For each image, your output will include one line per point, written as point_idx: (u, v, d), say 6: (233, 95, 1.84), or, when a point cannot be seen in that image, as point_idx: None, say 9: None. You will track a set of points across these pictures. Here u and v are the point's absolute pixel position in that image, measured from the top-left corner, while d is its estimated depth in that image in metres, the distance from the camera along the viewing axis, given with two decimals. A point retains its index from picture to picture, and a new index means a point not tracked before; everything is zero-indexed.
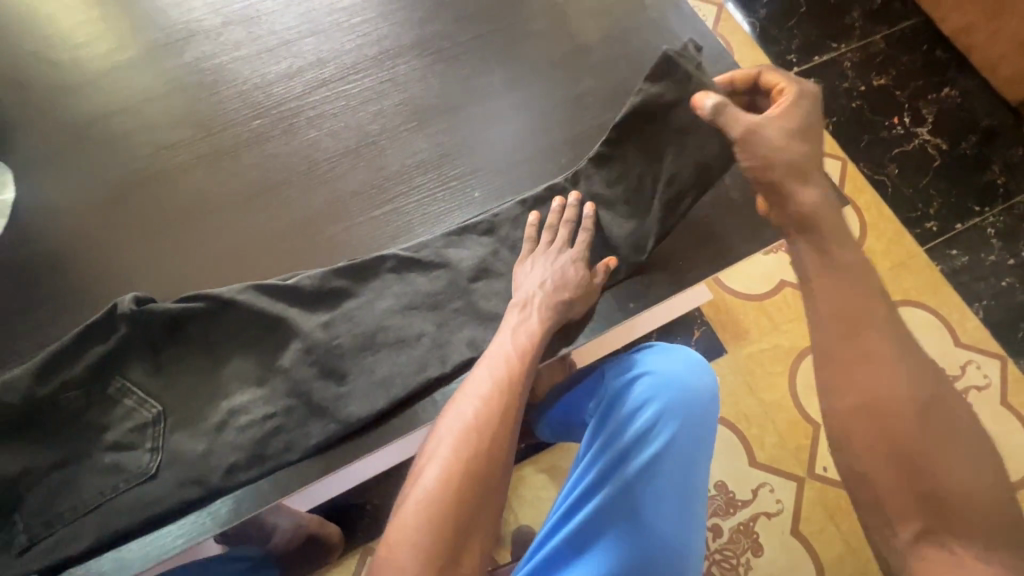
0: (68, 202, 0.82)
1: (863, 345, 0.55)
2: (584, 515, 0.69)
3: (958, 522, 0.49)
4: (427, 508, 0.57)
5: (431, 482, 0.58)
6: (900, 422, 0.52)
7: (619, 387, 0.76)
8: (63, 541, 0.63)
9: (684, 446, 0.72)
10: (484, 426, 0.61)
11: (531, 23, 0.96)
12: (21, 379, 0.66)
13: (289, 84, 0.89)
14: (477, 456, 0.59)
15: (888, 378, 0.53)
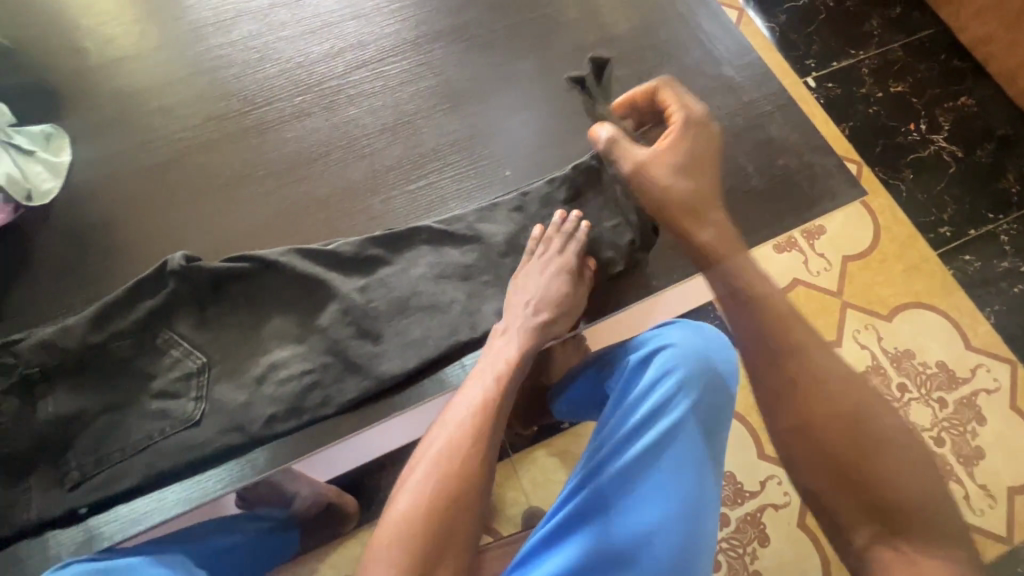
0: (119, 167, 0.86)
1: (794, 364, 0.58)
2: (602, 479, 0.72)
3: (908, 525, 0.49)
4: (410, 519, 0.58)
5: (411, 495, 0.60)
6: (837, 428, 0.54)
7: (641, 361, 0.80)
8: (113, 478, 0.67)
9: (701, 417, 0.75)
10: (462, 447, 0.62)
11: (563, 13, 0.99)
12: (78, 326, 0.70)
13: (331, 63, 0.93)
14: (453, 477, 0.61)
15: (818, 395, 0.56)
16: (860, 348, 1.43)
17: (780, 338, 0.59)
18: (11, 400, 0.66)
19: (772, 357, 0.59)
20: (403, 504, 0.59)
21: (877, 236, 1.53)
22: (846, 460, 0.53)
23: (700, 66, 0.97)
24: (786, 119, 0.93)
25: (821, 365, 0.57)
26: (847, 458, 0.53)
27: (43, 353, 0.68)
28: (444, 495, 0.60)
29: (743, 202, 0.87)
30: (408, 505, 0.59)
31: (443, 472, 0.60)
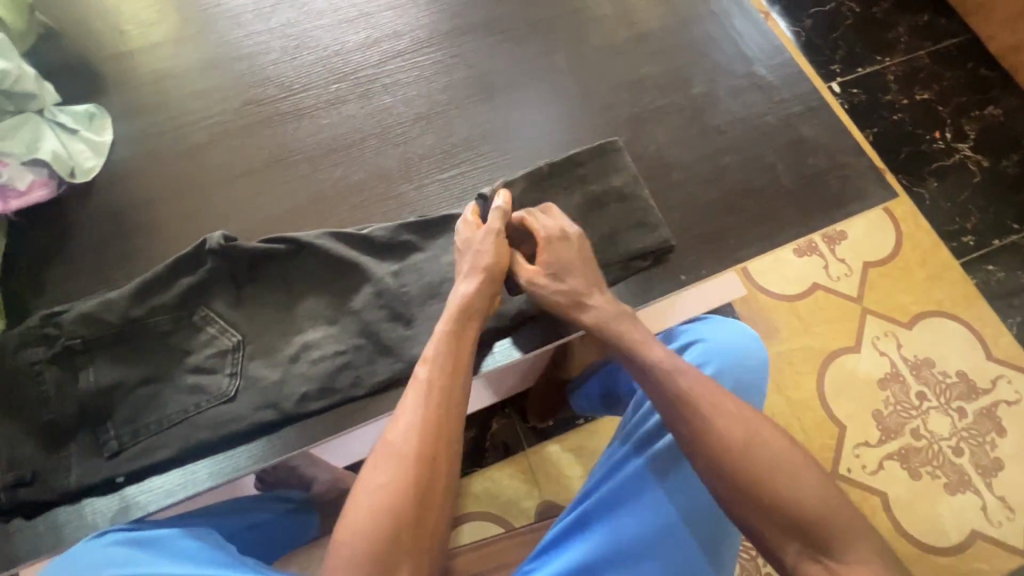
0: (158, 148, 0.88)
1: (693, 413, 0.64)
2: (629, 471, 0.72)
3: (818, 532, 0.58)
4: (374, 506, 0.59)
5: (373, 484, 0.60)
6: (736, 461, 0.61)
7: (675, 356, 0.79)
8: (149, 449, 0.68)
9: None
10: (420, 435, 0.62)
11: (596, 9, 1.00)
12: (119, 300, 0.71)
13: (366, 53, 0.95)
14: (410, 464, 0.60)
15: (714, 436, 0.63)
16: (880, 355, 1.42)
17: (680, 395, 0.65)
18: (54, 369, 0.68)
19: (676, 411, 0.65)
20: (369, 493, 0.60)
21: (900, 243, 1.52)
22: (750, 493, 0.61)
23: (731, 65, 0.97)
24: (817, 119, 0.93)
25: (713, 406, 0.64)
26: (748, 488, 0.60)
27: (85, 326, 0.70)
28: (404, 483, 0.59)
29: (773, 200, 0.87)
30: (371, 492, 0.60)
31: (401, 459, 0.60)
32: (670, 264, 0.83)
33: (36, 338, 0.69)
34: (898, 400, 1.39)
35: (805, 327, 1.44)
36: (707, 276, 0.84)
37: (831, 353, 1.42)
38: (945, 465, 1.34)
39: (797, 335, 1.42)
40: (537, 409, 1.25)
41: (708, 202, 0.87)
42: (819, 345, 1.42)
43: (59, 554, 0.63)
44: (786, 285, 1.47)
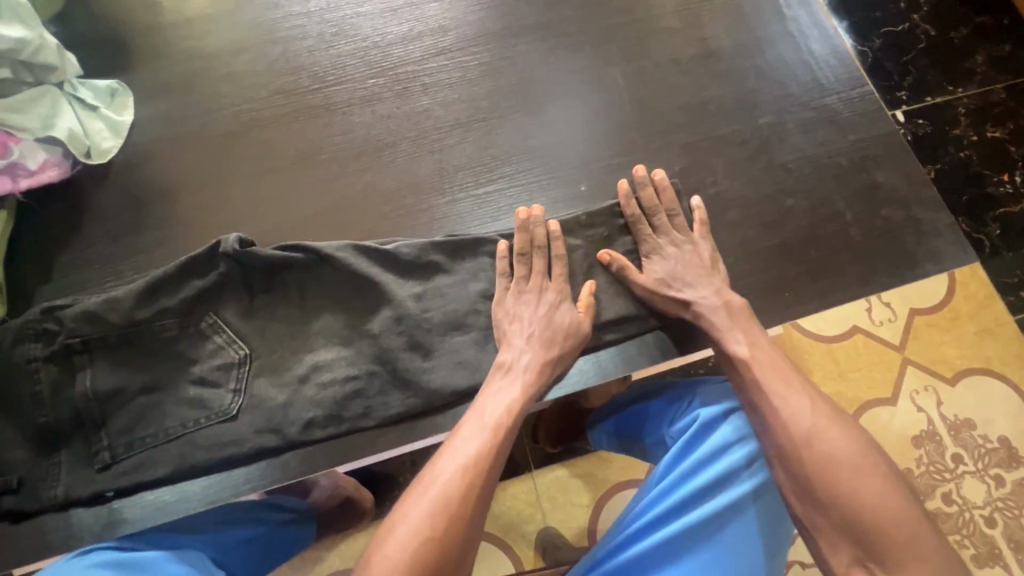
0: (179, 133, 0.82)
1: (762, 397, 0.65)
2: (655, 539, 0.66)
3: (875, 541, 0.56)
4: (404, 556, 0.54)
5: (417, 514, 0.56)
6: (798, 453, 0.61)
7: (711, 421, 0.72)
8: (143, 464, 0.64)
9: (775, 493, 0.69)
10: (475, 470, 0.59)
11: (658, 20, 0.91)
12: (125, 300, 0.67)
13: (408, 47, 0.88)
14: (454, 521, 0.56)
15: (779, 423, 0.63)
16: (917, 410, 1.33)
17: (751, 377, 0.66)
18: (50, 369, 0.64)
19: (748, 392, 0.66)
20: (412, 522, 0.56)
21: (952, 293, 1.41)
22: (814, 492, 0.60)
23: (803, 94, 0.88)
24: (892, 163, 0.84)
25: (784, 391, 0.64)
26: (809, 482, 0.60)
27: (86, 324, 0.65)
28: (444, 540, 0.55)
29: (834, 252, 0.79)
30: (404, 539, 0.55)
31: (445, 513, 0.56)
32: None
33: (34, 334, 0.65)
34: (932, 460, 1.30)
35: (838, 372, 1.35)
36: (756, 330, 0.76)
37: (863, 403, 1.33)
38: (975, 536, 1.25)
39: (829, 379, 1.34)
40: (548, 432, 1.19)
41: (763, 247, 0.79)
42: (854, 393, 1.33)
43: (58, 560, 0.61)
44: (827, 325, 1.38)
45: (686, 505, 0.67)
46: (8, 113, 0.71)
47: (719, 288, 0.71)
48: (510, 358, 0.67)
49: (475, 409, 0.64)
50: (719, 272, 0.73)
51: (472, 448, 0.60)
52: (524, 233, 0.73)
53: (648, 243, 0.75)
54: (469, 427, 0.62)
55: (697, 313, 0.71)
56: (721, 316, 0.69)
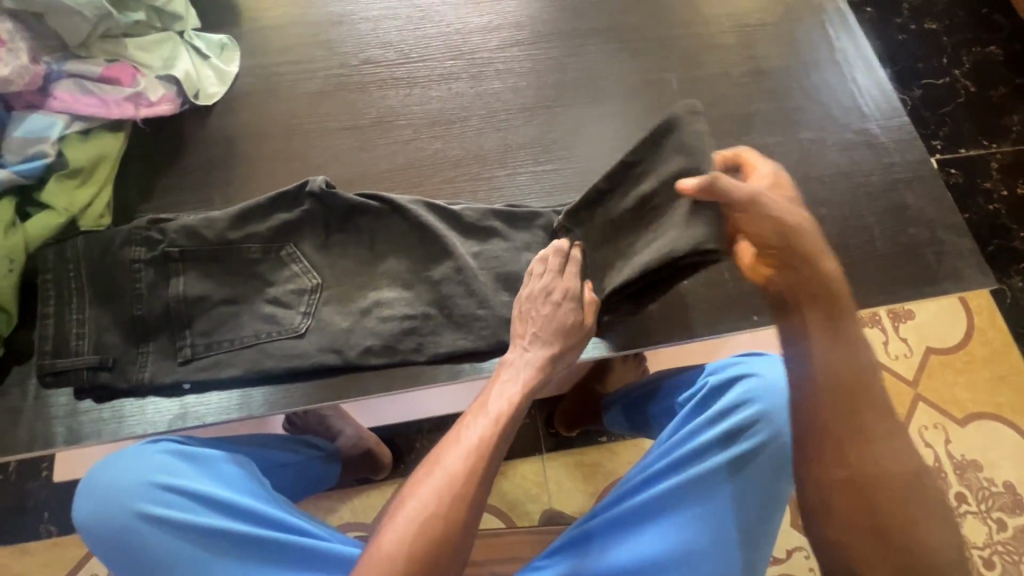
0: (275, 87, 0.91)
1: (850, 429, 0.62)
2: (650, 495, 0.75)
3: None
4: (407, 534, 0.58)
5: (423, 492, 0.60)
6: (883, 499, 0.59)
7: (722, 384, 0.81)
8: (218, 365, 0.71)
9: (781, 447, 0.76)
10: (477, 456, 0.61)
11: (717, 38, 0.99)
12: (220, 221, 0.75)
13: (487, 36, 0.97)
14: (458, 503, 0.59)
15: (868, 451, 0.61)
16: (925, 446, 1.35)
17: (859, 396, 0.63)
18: (149, 270, 0.72)
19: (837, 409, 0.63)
20: (418, 501, 0.60)
21: (970, 336, 1.45)
22: (883, 530, 0.58)
23: (844, 119, 0.95)
24: (923, 189, 0.90)
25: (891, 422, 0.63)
26: (880, 523, 0.58)
27: (185, 237, 0.73)
28: (447, 521, 0.59)
29: (862, 261, 0.85)
30: (408, 519, 0.59)
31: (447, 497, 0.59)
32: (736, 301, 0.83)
33: (140, 238, 0.73)
34: None
35: None
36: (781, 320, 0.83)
37: None
38: None
39: None
40: (565, 416, 1.23)
41: None
42: None
43: (121, 449, 0.71)
44: None
45: (679, 467, 0.76)
46: (139, 52, 0.82)
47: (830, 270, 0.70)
48: (512, 357, 0.70)
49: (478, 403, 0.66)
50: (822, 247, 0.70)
51: (479, 434, 0.63)
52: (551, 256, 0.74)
53: (676, 214, 0.71)
54: (475, 412, 0.65)
55: (827, 270, 0.67)
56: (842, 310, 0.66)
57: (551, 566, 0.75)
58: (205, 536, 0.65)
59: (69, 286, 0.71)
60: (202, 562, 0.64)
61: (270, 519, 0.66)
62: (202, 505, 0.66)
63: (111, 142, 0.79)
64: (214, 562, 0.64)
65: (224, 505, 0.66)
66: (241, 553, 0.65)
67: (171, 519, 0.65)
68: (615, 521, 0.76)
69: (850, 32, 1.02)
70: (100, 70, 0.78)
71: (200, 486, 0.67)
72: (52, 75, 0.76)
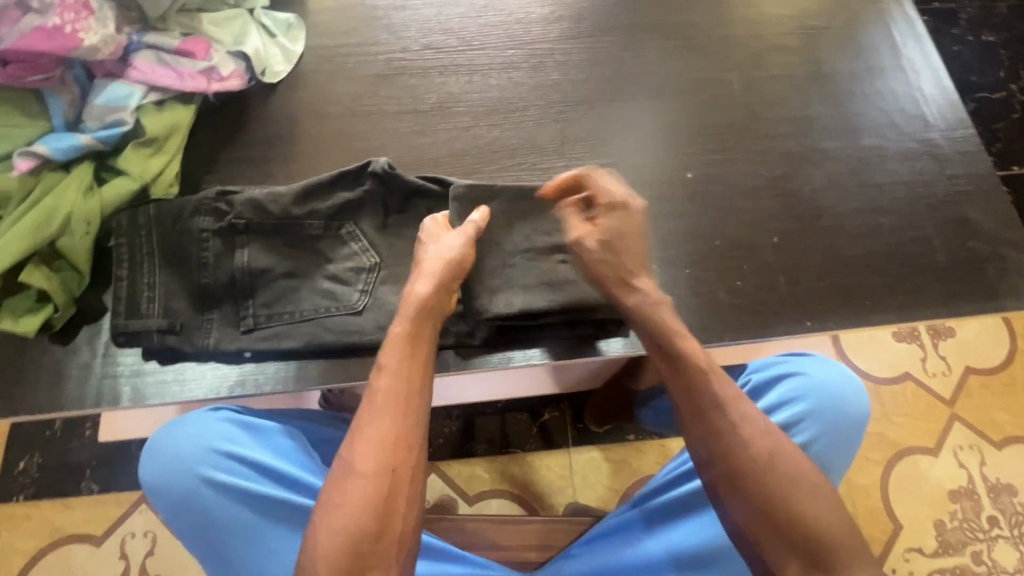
0: (338, 68, 0.92)
1: (739, 439, 0.63)
2: (689, 488, 0.75)
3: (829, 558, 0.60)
4: (341, 519, 0.56)
5: (344, 480, 0.58)
6: (782, 499, 0.61)
7: (766, 382, 0.80)
8: (278, 336, 0.74)
9: (824, 446, 0.76)
10: (387, 422, 0.60)
11: (780, 39, 0.98)
12: (284, 196, 0.76)
13: (548, 27, 0.97)
14: (378, 472, 0.58)
15: (731, 446, 0.63)
16: (958, 466, 1.33)
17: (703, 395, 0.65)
18: (216, 240, 0.74)
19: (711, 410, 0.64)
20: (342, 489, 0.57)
21: (1012, 358, 1.41)
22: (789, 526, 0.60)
23: (908, 127, 0.93)
24: (985, 203, 0.89)
25: (723, 402, 0.64)
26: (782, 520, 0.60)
27: (251, 210, 0.75)
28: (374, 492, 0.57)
29: (918, 271, 0.84)
30: (336, 508, 0.57)
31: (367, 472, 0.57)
32: (791, 304, 0.81)
33: (208, 209, 0.75)
34: (966, 517, 1.30)
35: (883, 414, 1.37)
36: (836, 328, 0.81)
37: (904, 448, 1.34)
38: None
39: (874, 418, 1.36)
40: (596, 412, 1.24)
41: (851, 255, 0.84)
42: (897, 437, 1.35)
43: (180, 412, 0.73)
44: (878, 365, 1.41)
45: None
46: (213, 27, 0.84)
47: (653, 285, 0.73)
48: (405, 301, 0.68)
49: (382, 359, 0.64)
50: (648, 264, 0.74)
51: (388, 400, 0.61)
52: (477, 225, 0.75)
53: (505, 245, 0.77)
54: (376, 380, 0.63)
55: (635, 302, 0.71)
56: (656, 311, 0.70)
57: (586, 555, 0.76)
58: (262, 504, 0.68)
59: (141, 253, 0.73)
60: (259, 528, 0.68)
61: (323, 491, 0.69)
62: (259, 474, 0.69)
63: (182, 113, 0.80)
64: (269, 527, 0.68)
65: (279, 476, 0.69)
66: (294, 522, 0.68)
67: (231, 485, 0.68)
68: (652, 514, 0.76)
69: (918, 39, 1.00)
70: (176, 43, 0.80)
71: (258, 455, 0.70)
72: (131, 46, 0.78)
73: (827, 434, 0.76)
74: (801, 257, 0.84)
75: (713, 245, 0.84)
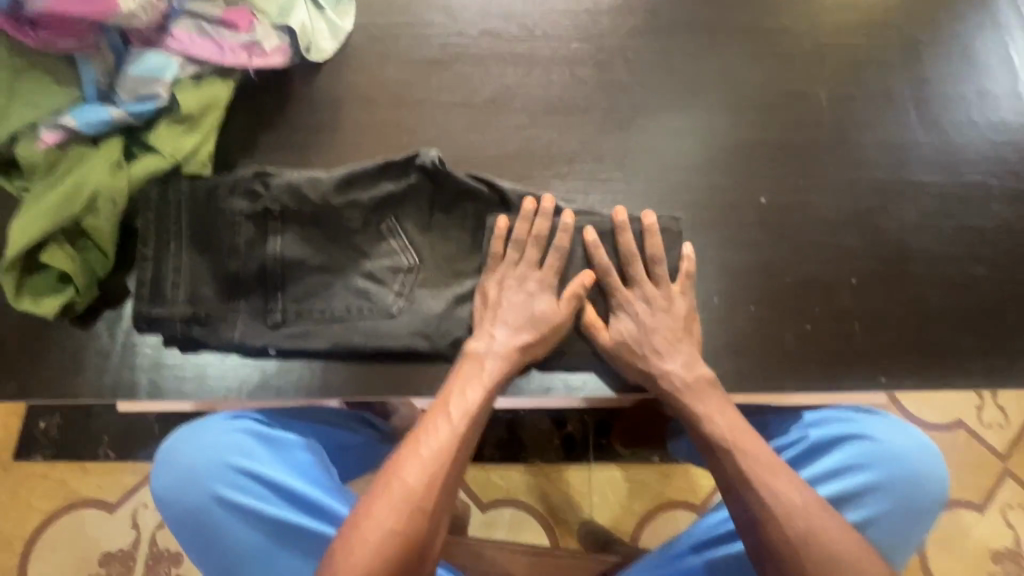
0: (388, 49, 0.85)
1: (776, 514, 0.58)
2: (731, 548, 0.70)
3: None
4: (369, 549, 0.55)
5: (383, 513, 0.57)
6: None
7: (829, 441, 0.72)
8: (308, 333, 0.70)
9: (888, 522, 0.69)
10: (437, 465, 0.59)
11: (879, 52, 0.87)
12: (326, 185, 0.71)
13: (619, 20, 0.87)
14: (418, 512, 0.57)
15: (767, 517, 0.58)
16: (1006, 527, 1.23)
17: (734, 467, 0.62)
18: (250, 226, 0.70)
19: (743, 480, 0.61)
20: (378, 521, 0.56)
21: None
22: None
23: (1017, 165, 0.82)
24: None
25: (765, 478, 0.60)
26: None
27: (289, 197, 0.70)
28: (409, 538, 0.56)
29: (1011, 331, 0.75)
30: (367, 536, 0.56)
31: (408, 510, 0.57)
32: (864, 356, 0.74)
33: (244, 190, 0.70)
34: None
35: None
36: (911, 387, 0.73)
37: (948, 501, 1.25)
38: None
39: None
40: (623, 431, 1.19)
41: (937, 308, 0.75)
42: None
43: (197, 418, 0.70)
44: (928, 409, 1.31)
45: None
46: None
47: (691, 362, 0.68)
48: (478, 347, 0.67)
49: (444, 401, 0.64)
50: (688, 341, 0.70)
51: (442, 440, 0.60)
52: (526, 221, 0.71)
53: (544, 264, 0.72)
54: (434, 415, 0.62)
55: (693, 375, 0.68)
56: (695, 396, 0.66)
57: None
58: (278, 527, 0.65)
59: (169, 231, 0.69)
60: (271, 551, 0.64)
61: (338, 517, 0.65)
62: (276, 493, 0.66)
63: (220, 89, 0.74)
64: (282, 553, 0.64)
65: (294, 495, 0.65)
66: (307, 549, 0.64)
67: (245, 502, 0.64)
68: (689, 570, 0.71)
69: None
70: (219, 12, 0.73)
71: (277, 475, 0.66)
72: (171, 12, 0.72)
73: (896, 507, 0.69)
74: (880, 303, 0.75)
75: (782, 281, 0.76)
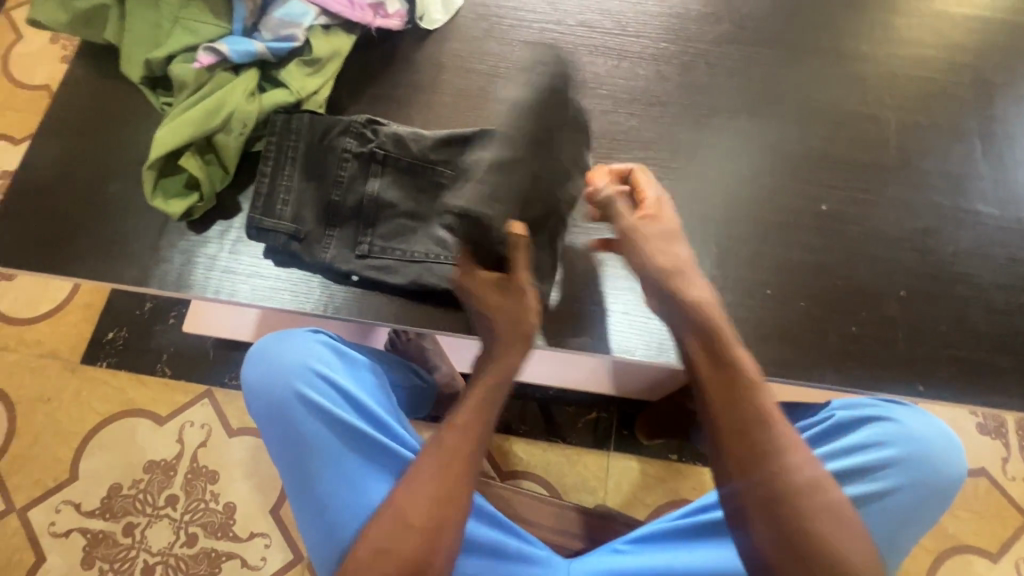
0: (493, 27, 0.93)
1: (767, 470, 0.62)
2: None
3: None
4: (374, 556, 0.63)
5: (380, 527, 0.64)
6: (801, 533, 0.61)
7: (853, 419, 0.76)
8: (388, 269, 0.77)
9: (908, 499, 0.72)
10: (425, 487, 0.64)
11: (951, 87, 0.91)
12: (427, 139, 0.79)
13: (707, 28, 0.94)
14: (407, 528, 0.63)
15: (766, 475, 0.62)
16: None
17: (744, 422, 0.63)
18: (354, 163, 0.78)
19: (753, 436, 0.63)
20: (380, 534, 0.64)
21: None
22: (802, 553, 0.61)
23: None
24: None
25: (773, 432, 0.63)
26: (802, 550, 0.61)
27: (393, 144, 0.78)
28: (399, 550, 0.62)
29: None
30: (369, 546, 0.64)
31: (399, 524, 0.63)
32: (905, 364, 0.78)
33: (355, 132, 0.78)
34: None
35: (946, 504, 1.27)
36: (946, 400, 0.77)
37: (961, 545, 1.25)
38: None
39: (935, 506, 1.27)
40: (648, 421, 1.23)
41: (980, 330, 0.79)
42: (955, 531, 1.25)
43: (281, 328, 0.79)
44: None
45: None
46: None
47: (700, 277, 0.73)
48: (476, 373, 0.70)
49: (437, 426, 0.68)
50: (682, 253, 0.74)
51: (431, 463, 0.65)
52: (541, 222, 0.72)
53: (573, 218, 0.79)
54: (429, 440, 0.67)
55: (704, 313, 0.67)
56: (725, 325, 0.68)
57: (632, 553, 0.76)
58: (344, 430, 0.71)
59: (286, 155, 0.77)
60: (336, 453, 0.71)
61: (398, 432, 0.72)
62: (346, 400, 0.73)
63: (344, 41, 0.83)
64: (343, 453, 0.71)
65: (362, 408, 0.73)
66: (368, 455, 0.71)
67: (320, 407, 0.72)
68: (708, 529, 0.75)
69: None
70: None
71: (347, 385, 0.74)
72: None
73: (916, 486, 0.72)
74: (926, 318, 0.79)
75: (833, 283, 0.80)
